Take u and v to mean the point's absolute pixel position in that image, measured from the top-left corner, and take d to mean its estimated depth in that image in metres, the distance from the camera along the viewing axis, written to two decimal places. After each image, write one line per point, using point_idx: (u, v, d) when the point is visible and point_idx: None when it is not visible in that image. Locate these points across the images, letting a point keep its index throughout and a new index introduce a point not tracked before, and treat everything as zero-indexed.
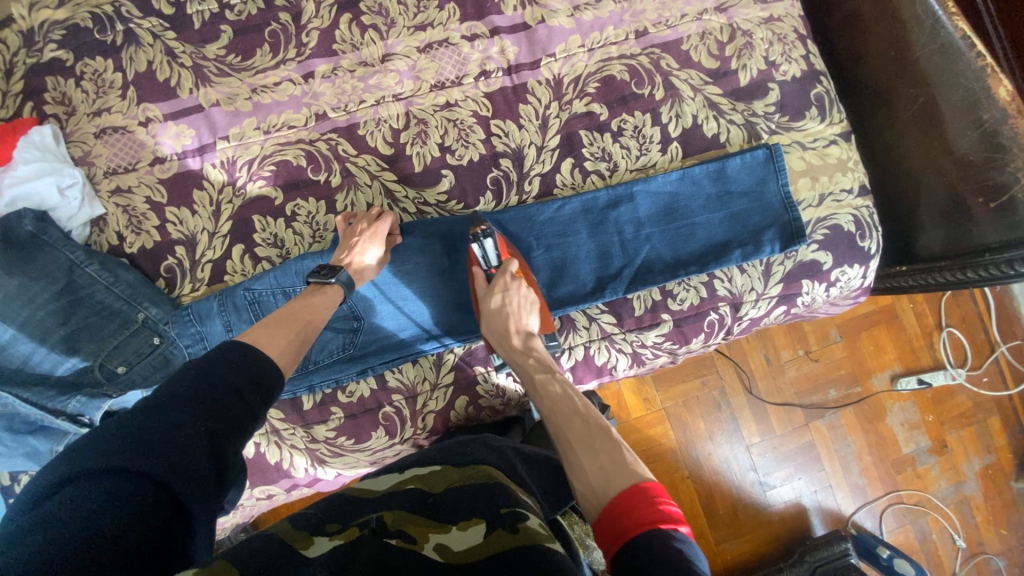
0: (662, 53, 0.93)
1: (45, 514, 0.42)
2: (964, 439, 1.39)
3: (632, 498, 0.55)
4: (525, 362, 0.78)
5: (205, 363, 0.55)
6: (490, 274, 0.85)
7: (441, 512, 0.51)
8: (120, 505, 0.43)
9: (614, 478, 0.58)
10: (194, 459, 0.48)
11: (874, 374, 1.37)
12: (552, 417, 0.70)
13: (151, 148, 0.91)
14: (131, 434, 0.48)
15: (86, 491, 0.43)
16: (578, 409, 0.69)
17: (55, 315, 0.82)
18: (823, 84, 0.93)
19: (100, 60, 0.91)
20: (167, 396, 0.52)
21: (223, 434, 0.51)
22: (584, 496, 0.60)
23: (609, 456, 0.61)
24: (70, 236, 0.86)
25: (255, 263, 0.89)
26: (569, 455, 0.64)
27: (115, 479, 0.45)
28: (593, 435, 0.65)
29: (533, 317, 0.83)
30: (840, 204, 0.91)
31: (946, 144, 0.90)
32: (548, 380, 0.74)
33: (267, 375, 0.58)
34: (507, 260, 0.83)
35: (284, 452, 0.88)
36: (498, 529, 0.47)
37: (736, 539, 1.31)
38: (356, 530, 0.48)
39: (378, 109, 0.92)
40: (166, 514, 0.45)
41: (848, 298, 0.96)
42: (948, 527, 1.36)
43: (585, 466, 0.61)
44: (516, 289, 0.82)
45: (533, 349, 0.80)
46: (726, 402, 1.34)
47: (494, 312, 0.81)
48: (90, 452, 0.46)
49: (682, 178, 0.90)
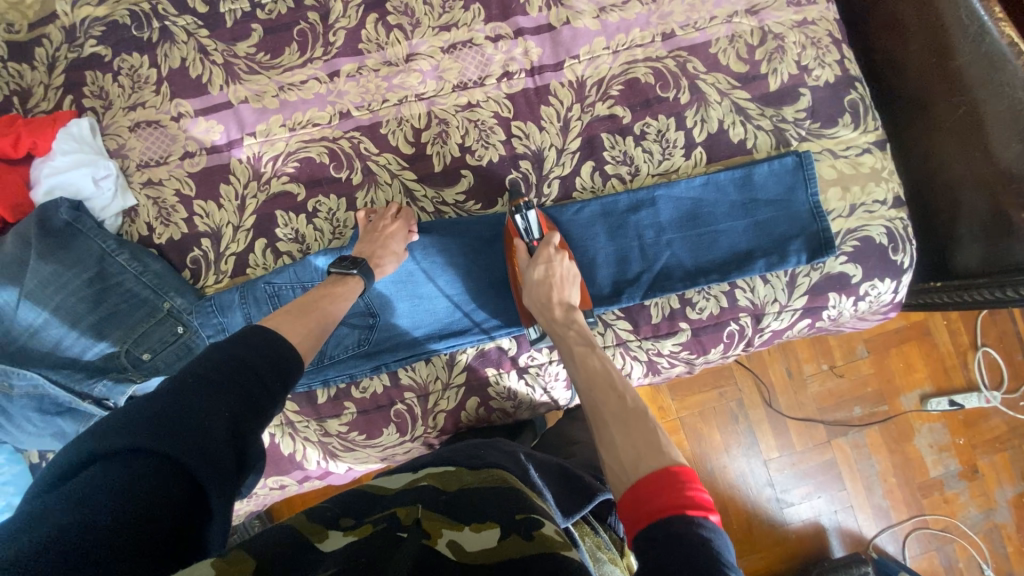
0: (689, 56, 0.91)
1: (72, 489, 0.43)
2: (997, 465, 1.32)
3: (660, 478, 0.53)
4: (564, 334, 0.79)
5: (229, 347, 0.57)
6: (533, 246, 0.84)
7: (457, 510, 0.51)
8: (143, 483, 0.44)
9: (645, 456, 0.58)
10: (215, 442, 0.49)
11: (902, 393, 1.32)
12: (589, 389, 0.71)
13: (182, 142, 0.93)
14: (153, 416, 0.49)
15: (113, 468, 0.45)
16: (616, 386, 0.70)
17: (86, 301, 0.84)
18: (857, 90, 0.90)
19: (137, 56, 0.94)
20: (191, 377, 0.53)
21: (244, 418, 0.52)
22: (612, 468, 0.60)
23: (643, 434, 0.61)
24: (103, 226, 0.89)
25: (276, 258, 0.91)
26: (602, 428, 0.65)
27: (140, 457, 0.46)
28: (628, 412, 0.65)
29: (574, 292, 0.83)
30: (871, 215, 0.87)
31: (989, 155, 0.85)
32: (587, 353, 0.76)
33: (286, 360, 0.59)
34: (550, 234, 0.84)
35: (298, 444, 0.90)
36: (513, 534, 0.47)
37: (750, 556, 1.28)
38: (370, 526, 0.48)
39: (401, 108, 0.93)
40: (187, 495, 0.46)
41: (877, 313, 0.92)
42: (976, 555, 1.29)
43: (618, 440, 0.62)
44: (560, 261, 0.83)
45: (572, 321, 0.81)
46: (744, 414, 1.30)
47: (536, 283, 0.82)
48: (115, 429, 0.47)
49: (706, 184, 0.88)
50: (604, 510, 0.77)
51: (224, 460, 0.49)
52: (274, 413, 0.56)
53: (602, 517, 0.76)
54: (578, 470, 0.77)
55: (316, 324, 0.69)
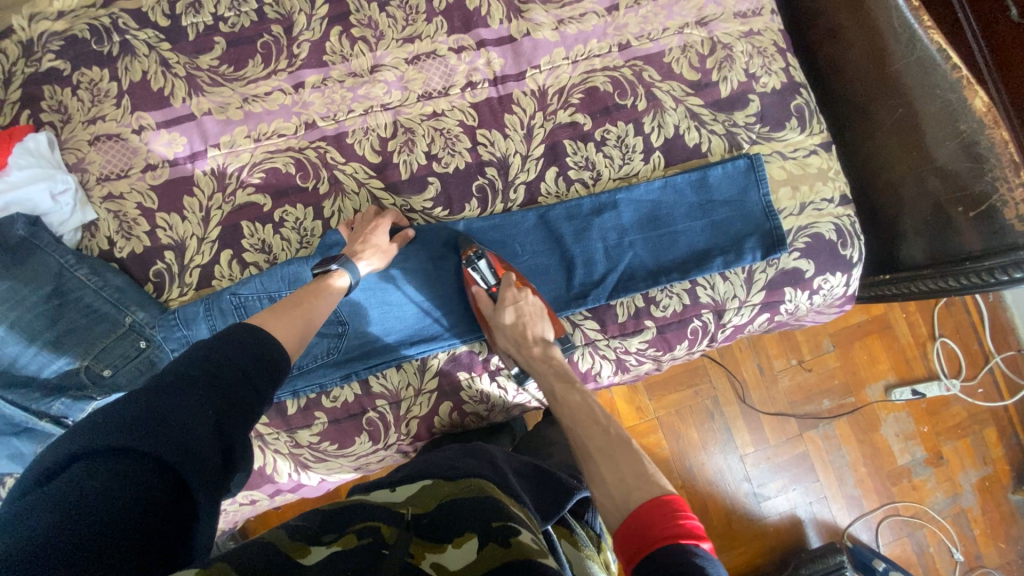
0: (644, 65, 0.95)
1: (50, 491, 0.41)
2: (960, 451, 1.38)
3: (655, 508, 0.59)
4: (544, 370, 0.83)
5: (212, 345, 0.56)
6: (493, 292, 0.87)
7: (437, 529, 0.50)
8: (126, 485, 0.43)
9: (636, 490, 0.64)
10: (198, 441, 0.48)
11: (867, 384, 1.37)
12: (573, 426, 0.77)
13: (143, 155, 0.93)
14: (136, 415, 0.47)
15: (93, 468, 0.43)
16: (598, 419, 0.75)
17: (44, 318, 0.82)
18: (802, 95, 0.95)
19: (96, 70, 0.93)
20: (178, 376, 0.52)
21: (229, 415, 0.52)
22: (605, 503, 0.66)
23: (632, 469, 0.67)
24: (61, 241, 0.88)
25: (243, 269, 0.91)
26: (591, 465, 0.71)
27: (121, 457, 0.44)
28: (614, 444, 0.72)
29: (547, 325, 0.86)
30: (820, 213, 0.92)
31: (927, 152, 0.91)
32: (567, 390, 0.80)
33: (275, 358, 0.59)
34: (505, 275, 0.86)
35: (268, 457, 0.88)
36: (490, 544, 0.47)
37: (730, 551, 1.30)
38: (354, 535, 0.47)
39: (366, 118, 0.94)
40: (170, 497, 0.44)
41: (833, 307, 0.97)
42: (945, 540, 1.35)
43: (608, 477, 0.67)
44: (525, 299, 0.86)
45: (550, 357, 0.85)
46: (719, 411, 1.33)
47: (507, 326, 0.84)
48: (95, 428, 0.46)
49: (665, 187, 0.92)
50: (581, 507, 0.74)
51: (211, 462, 0.48)
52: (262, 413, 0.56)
53: (578, 514, 0.73)
54: (556, 471, 0.76)
55: (297, 319, 0.69)
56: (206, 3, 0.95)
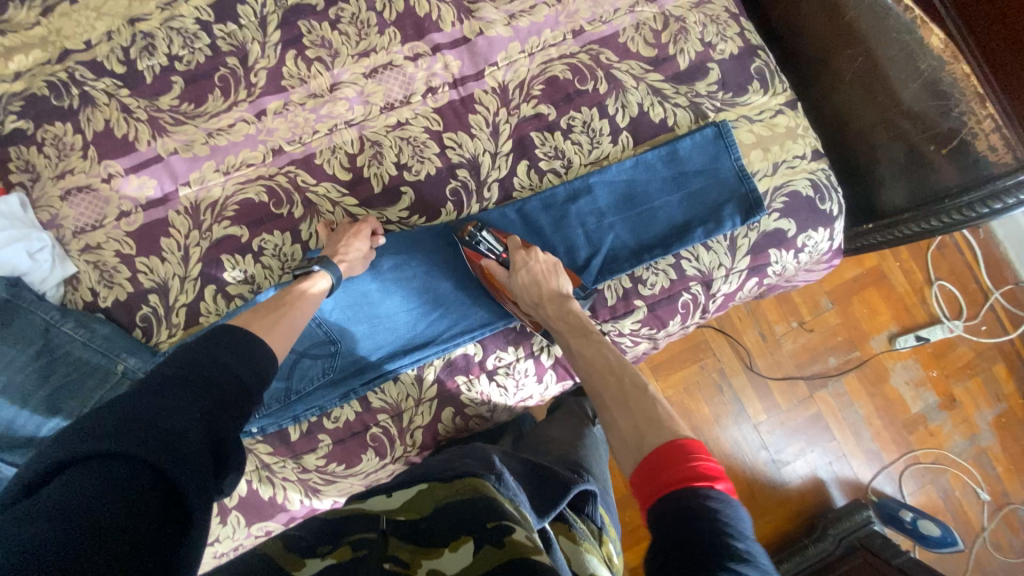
0: (600, 48, 0.95)
1: (36, 502, 0.40)
2: (972, 391, 1.37)
3: (668, 453, 0.58)
4: (560, 326, 0.82)
5: (199, 349, 0.57)
6: (503, 260, 0.87)
7: (434, 532, 0.51)
8: (117, 486, 0.42)
9: (648, 434, 0.63)
10: (189, 442, 0.47)
11: (870, 337, 1.37)
12: (590, 376, 0.77)
13: (116, 203, 0.93)
14: (122, 419, 0.47)
15: (80, 476, 0.42)
16: (613, 367, 0.75)
17: (34, 376, 0.82)
18: (761, 57, 0.95)
19: (59, 125, 0.93)
20: (164, 381, 0.52)
21: (219, 419, 0.52)
22: (620, 448, 0.66)
23: (643, 414, 0.67)
24: (45, 298, 0.88)
25: (228, 302, 0.91)
26: (608, 414, 0.71)
27: (110, 462, 0.43)
28: (628, 391, 0.71)
29: (564, 280, 0.85)
30: (794, 170, 0.92)
31: (893, 96, 0.91)
32: (582, 343, 0.80)
33: (261, 360, 0.61)
34: (511, 243, 0.87)
35: (277, 486, 0.88)
36: (486, 545, 0.47)
37: (756, 521, 1.29)
38: (348, 549, 0.47)
39: (332, 136, 0.94)
40: (162, 497, 0.44)
41: (821, 263, 0.98)
42: (968, 481, 1.34)
43: (621, 422, 0.68)
44: (534, 258, 0.85)
45: (568, 312, 0.83)
46: (727, 382, 1.33)
47: (523, 284, 0.83)
48: (77, 436, 0.45)
49: (636, 165, 0.92)
50: (581, 501, 0.73)
51: (201, 462, 0.47)
52: (247, 414, 0.56)
53: (578, 509, 0.72)
54: (554, 466, 0.76)
55: (282, 320, 0.71)
56: (159, 44, 0.95)
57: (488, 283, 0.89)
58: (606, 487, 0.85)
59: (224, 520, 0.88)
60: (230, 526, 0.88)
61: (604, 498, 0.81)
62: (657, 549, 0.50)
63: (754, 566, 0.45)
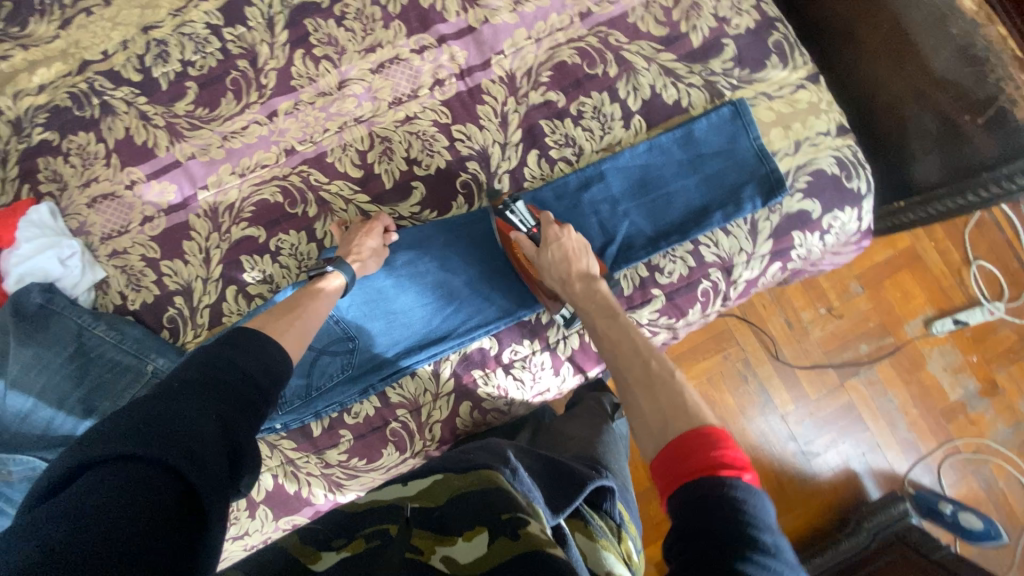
0: (609, 30, 0.93)
1: (58, 503, 0.42)
2: (1016, 376, 1.30)
3: (693, 441, 0.56)
4: (586, 306, 0.81)
5: (216, 351, 0.58)
6: (534, 235, 0.84)
7: (450, 520, 0.50)
8: (135, 487, 0.43)
9: (673, 420, 0.61)
10: (204, 444, 0.48)
11: (905, 321, 1.30)
12: (615, 358, 0.74)
13: (139, 208, 0.95)
14: (141, 422, 0.48)
15: (102, 477, 0.44)
16: (640, 351, 0.73)
17: (71, 378, 0.86)
18: (779, 30, 0.91)
19: (83, 135, 0.97)
20: (181, 384, 0.53)
21: (234, 420, 0.53)
22: (642, 434, 0.64)
23: (670, 399, 0.64)
24: (77, 302, 0.91)
25: (248, 302, 0.92)
26: (631, 396, 0.69)
27: (127, 464, 0.45)
28: (653, 377, 0.69)
29: (592, 261, 0.84)
30: (818, 148, 0.88)
31: (922, 64, 0.86)
32: (609, 325, 0.77)
33: (276, 361, 0.62)
34: (542, 217, 0.85)
35: (302, 480, 0.90)
36: (501, 536, 0.46)
37: (786, 514, 1.25)
38: (364, 539, 0.48)
39: (342, 134, 0.94)
40: (179, 498, 0.45)
41: (851, 245, 0.94)
42: (1015, 471, 1.27)
43: (644, 405, 0.66)
44: (566, 236, 0.83)
45: (595, 293, 0.81)
46: (752, 372, 1.29)
47: (553, 262, 0.82)
48: (100, 438, 0.46)
49: (650, 149, 0.89)
50: (598, 497, 0.72)
51: (217, 464, 0.48)
52: (263, 415, 0.57)
53: (595, 505, 0.71)
54: (570, 462, 0.75)
55: (297, 321, 0.72)
56: (173, 51, 0.97)
57: (512, 256, 0.89)
58: (625, 483, 0.83)
59: (252, 514, 0.90)
60: (258, 519, 0.90)
61: (623, 494, 0.80)
62: (676, 536, 0.49)
63: (778, 562, 0.44)
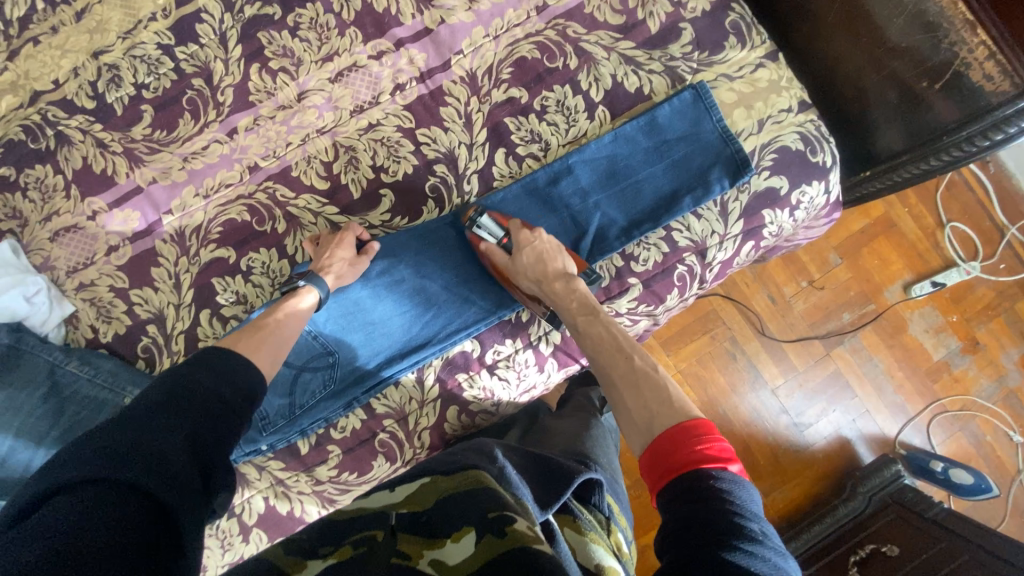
0: (567, 22, 0.92)
1: (27, 532, 0.41)
2: (996, 332, 1.33)
3: (677, 437, 0.57)
4: (566, 306, 0.81)
5: (185, 370, 0.57)
6: (503, 245, 0.86)
7: (437, 525, 0.50)
8: (103, 509, 0.43)
9: (659, 418, 0.62)
10: (176, 464, 0.48)
11: (885, 288, 1.33)
12: (596, 358, 0.75)
13: (103, 238, 0.93)
14: (110, 443, 0.48)
15: (70, 500, 0.43)
16: (622, 348, 0.73)
17: (47, 417, 0.83)
18: (735, 11, 0.92)
19: (39, 167, 0.94)
20: (148, 405, 0.52)
21: (205, 438, 0.52)
22: (631, 431, 0.65)
23: (655, 396, 0.65)
24: (48, 339, 0.89)
25: (224, 324, 0.91)
26: (616, 395, 0.70)
27: (97, 486, 0.44)
28: (636, 374, 0.70)
29: (568, 260, 0.84)
30: (781, 125, 0.88)
31: (879, 32, 0.87)
32: (590, 322, 0.77)
33: (248, 376, 0.61)
34: (511, 227, 0.86)
35: (294, 499, 0.89)
36: (487, 535, 0.46)
37: (781, 486, 1.26)
38: (349, 547, 0.49)
39: (306, 146, 0.93)
40: (151, 518, 0.44)
41: (821, 219, 0.95)
42: (1000, 425, 1.31)
43: (630, 403, 0.67)
44: (538, 238, 0.85)
45: (575, 291, 0.81)
46: (740, 350, 1.30)
47: (528, 264, 0.83)
48: (68, 462, 0.46)
49: (615, 139, 0.89)
50: (586, 491, 0.72)
51: (189, 482, 0.48)
52: (237, 430, 0.56)
53: (584, 499, 0.71)
54: (558, 457, 0.75)
55: (268, 339, 0.71)
56: (125, 75, 0.95)
57: (488, 265, 0.89)
58: (615, 478, 0.84)
59: (246, 539, 0.88)
60: (253, 543, 0.89)
61: (613, 487, 0.80)
62: (669, 530, 0.49)
63: (768, 547, 0.44)
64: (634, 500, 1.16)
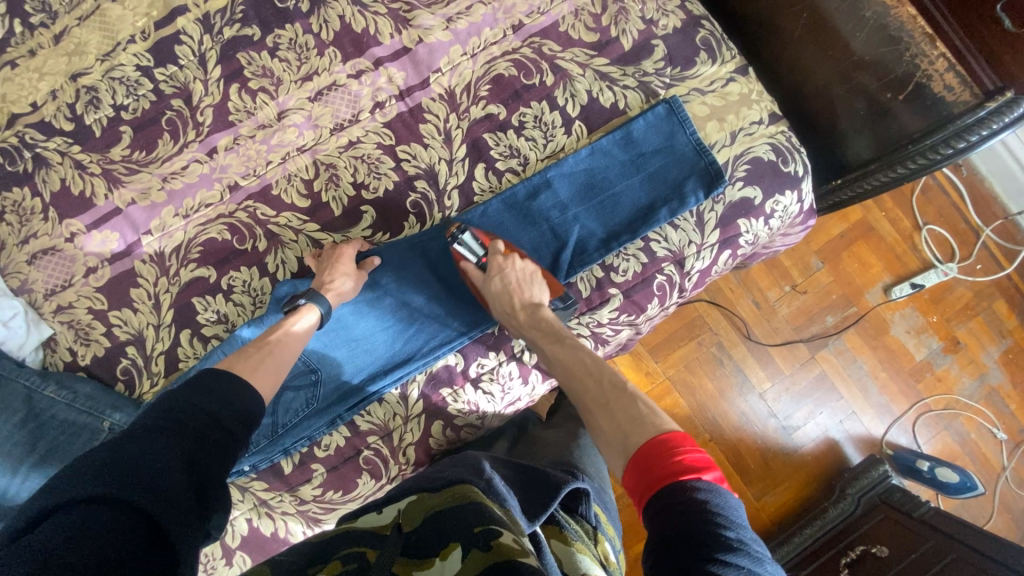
0: (542, 40, 0.94)
1: (20, 546, 0.40)
2: (975, 331, 1.36)
3: (653, 451, 0.58)
4: (537, 334, 0.82)
5: (184, 392, 0.57)
6: (482, 264, 0.88)
7: (425, 542, 0.50)
8: (100, 529, 0.42)
9: (630, 435, 0.64)
10: (173, 484, 0.48)
11: (865, 291, 1.35)
12: (569, 382, 0.77)
13: (82, 260, 0.92)
14: (107, 462, 0.47)
15: (65, 520, 0.42)
16: (591, 370, 0.76)
17: (23, 444, 0.82)
18: (705, 27, 0.94)
19: (17, 190, 0.93)
20: (146, 426, 0.52)
21: (202, 459, 0.52)
22: (608, 450, 0.66)
23: (625, 413, 0.67)
24: (24, 364, 0.88)
25: (205, 344, 0.90)
26: (590, 416, 0.72)
27: (94, 505, 0.44)
28: (608, 394, 0.72)
29: (538, 287, 0.86)
30: (753, 137, 0.91)
31: (844, 46, 0.90)
32: (559, 348, 0.80)
33: (246, 399, 0.61)
34: (491, 245, 0.87)
35: (278, 520, 0.88)
36: (474, 550, 0.46)
37: (772, 490, 1.27)
38: (338, 563, 0.48)
39: (286, 165, 0.94)
40: (148, 539, 0.44)
41: (796, 226, 0.97)
42: (983, 422, 1.33)
43: (603, 423, 0.69)
44: (511, 266, 0.86)
45: (542, 319, 0.83)
46: (727, 355, 1.32)
47: (498, 293, 0.85)
48: (65, 481, 0.45)
49: (592, 153, 0.91)
50: (573, 501, 0.72)
51: (184, 503, 0.47)
52: (234, 453, 0.56)
53: (571, 510, 0.71)
54: (546, 468, 0.75)
55: (267, 360, 0.71)
56: (103, 96, 0.95)
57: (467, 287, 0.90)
58: (603, 486, 0.84)
59: (230, 562, 0.87)
60: (236, 566, 0.87)
61: (601, 497, 0.80)
62: (651, 550, 0.49)
63: (745, 555, 0.45)
64: (626, 509, 1.16)
